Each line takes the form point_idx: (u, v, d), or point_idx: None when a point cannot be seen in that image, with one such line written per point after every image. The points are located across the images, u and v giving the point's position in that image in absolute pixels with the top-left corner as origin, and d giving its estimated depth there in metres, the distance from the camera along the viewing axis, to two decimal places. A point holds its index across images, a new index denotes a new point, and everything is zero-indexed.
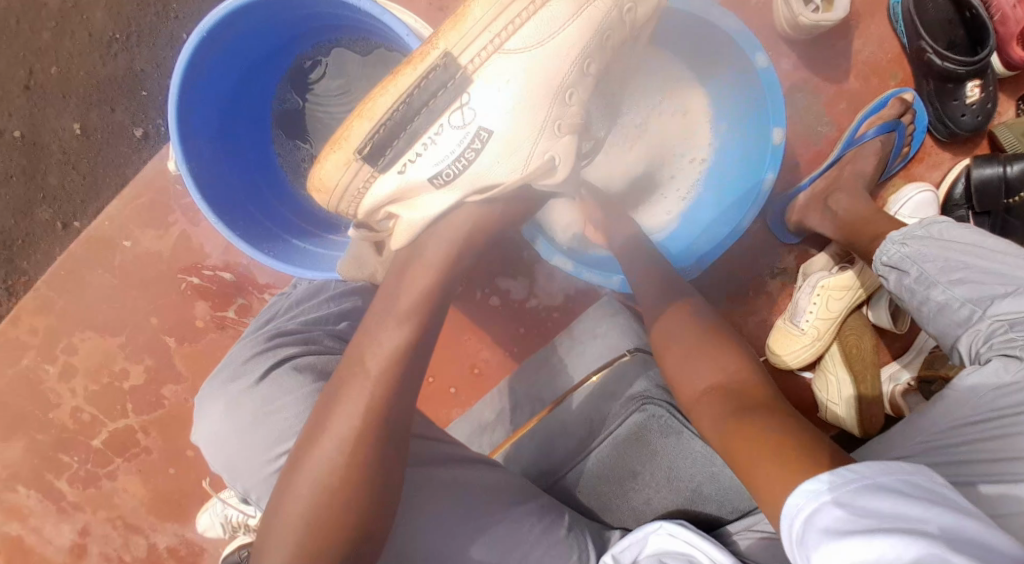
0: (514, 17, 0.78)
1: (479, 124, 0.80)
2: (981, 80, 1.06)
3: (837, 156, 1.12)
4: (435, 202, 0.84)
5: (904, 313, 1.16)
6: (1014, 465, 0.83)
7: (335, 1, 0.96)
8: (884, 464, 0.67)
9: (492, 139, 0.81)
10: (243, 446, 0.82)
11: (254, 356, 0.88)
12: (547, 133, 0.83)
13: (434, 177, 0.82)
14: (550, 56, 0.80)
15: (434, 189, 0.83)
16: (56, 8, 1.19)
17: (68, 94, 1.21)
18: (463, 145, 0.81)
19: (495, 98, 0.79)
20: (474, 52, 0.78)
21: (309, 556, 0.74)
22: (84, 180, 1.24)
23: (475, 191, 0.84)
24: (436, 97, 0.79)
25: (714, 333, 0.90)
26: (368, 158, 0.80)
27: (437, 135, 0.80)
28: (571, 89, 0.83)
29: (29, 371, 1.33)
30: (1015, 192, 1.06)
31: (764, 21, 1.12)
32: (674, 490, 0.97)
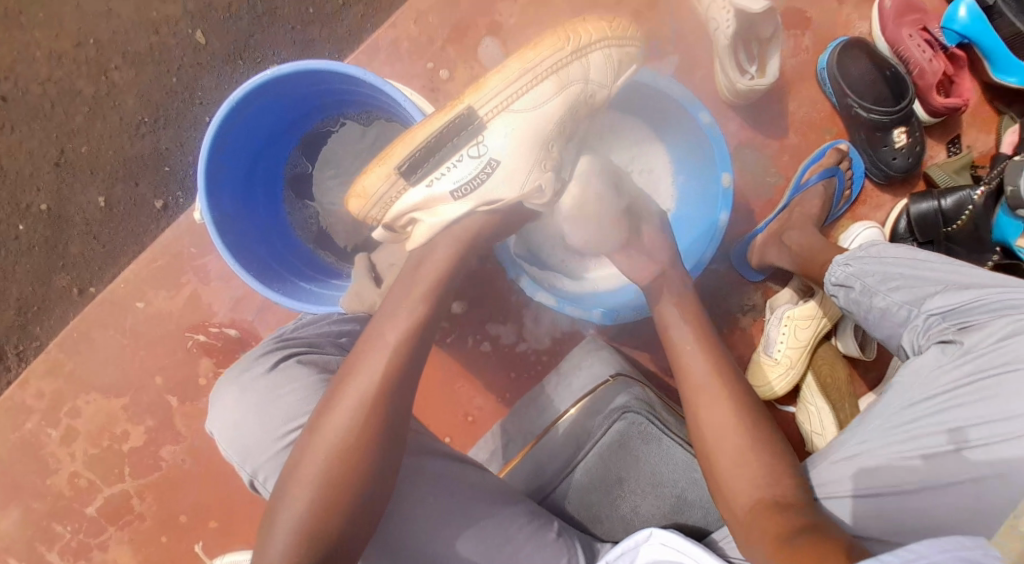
0: (521, 85, 0.90)
1: (491, 157, 0.93)
2: (907, 128, 1.23)
3: (788, 200, 1.27)
4: (452, 210, 0.96)
5: (869, 341, 1.27)
6: (953, 435, 0.95)
7: (347, 78, 1.07)
8: (940, 541, 0.68)
9: (499, 169, 0.94)
10: (251, 428, 0.91)
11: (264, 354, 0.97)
12: (539, 167, 0.96)
13: (455, 191, 0.94)
14: (545, 116, 0.93)
15: (453, 201, 0.95)
16: (91, 95, 1.32)
17: (96, 171, 1.33)
18: (477, 171, 0.94)
19: (505, 140, 0.92)
20: (490, 106, 0.90)
21: (319, 527, 0.82)
22: (104, 248, 1.35)
23: (483, 204, 0.97)
24: (458, 136, 0.91)
25: (693, 343, 1.01)
26: (404, 173, 0.92)
27: (457, 163, 0.92)
28: (555, 142, 0.96)
29: (32, 436, 1.37)
30: (952, 222, 1.21)
31: (711, 88, 1.28)
32: (659, 495, 1.04)
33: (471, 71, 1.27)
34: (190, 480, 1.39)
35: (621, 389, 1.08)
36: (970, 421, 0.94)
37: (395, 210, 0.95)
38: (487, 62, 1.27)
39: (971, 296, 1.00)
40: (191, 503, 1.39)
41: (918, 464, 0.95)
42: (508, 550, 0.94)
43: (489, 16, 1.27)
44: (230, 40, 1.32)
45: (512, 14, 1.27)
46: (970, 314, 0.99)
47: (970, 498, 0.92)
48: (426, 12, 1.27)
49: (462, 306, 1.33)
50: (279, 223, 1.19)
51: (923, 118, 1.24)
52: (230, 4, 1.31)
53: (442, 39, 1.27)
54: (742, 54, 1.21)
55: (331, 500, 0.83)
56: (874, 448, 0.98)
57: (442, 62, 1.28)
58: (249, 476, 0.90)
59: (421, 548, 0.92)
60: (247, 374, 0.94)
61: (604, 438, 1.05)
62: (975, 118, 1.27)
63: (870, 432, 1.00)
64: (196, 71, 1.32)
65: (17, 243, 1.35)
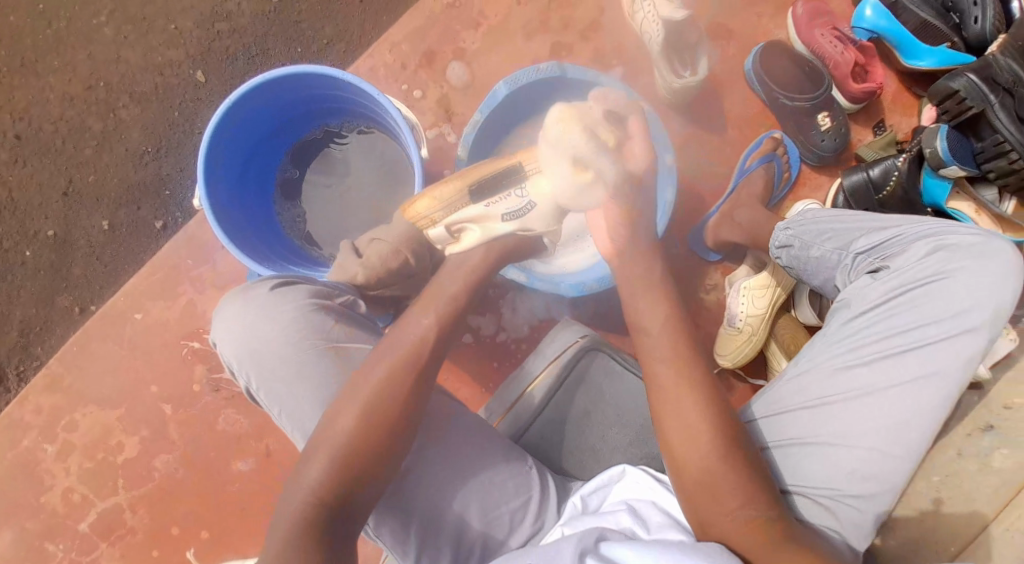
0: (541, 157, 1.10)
1: (529, 199, 1.12)
2: (828, 112, 1.41)
3: (734, 185, 1.41)
4: (496, 229, 1.13)
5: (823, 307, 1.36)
6: (890, 345, 1.04)
7: (331, 84, 1.25)
8: None
9: (532, 210, 1.12)
10: (249, 336, 1.03)
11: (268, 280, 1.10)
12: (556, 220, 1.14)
13: (506, 216, 1.12)
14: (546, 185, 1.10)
15: (501, 222, 1.13)
16: (99, 131, 1.49)
17: (101, 198, 1.49)
18: (515, 206, 1.13)
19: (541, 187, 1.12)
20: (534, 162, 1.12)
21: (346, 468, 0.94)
22: (106, 268, 1.48)
23: (519, 228, 1.14)
24: (511, 178, 1.13)
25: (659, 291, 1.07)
26: (472, 194, 1.14)
27: (505, 198, 1.13)
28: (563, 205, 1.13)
29: (28, 453, 1.41)
30: (881, 189, 1.36)
31: (652, 93, 1.45)
32: (622, 424, 1.15)
33: (440, 89, 1.45)
34: (181, 491, 1.41)
35: (584, 334, 1.21)
36: (901, 333, 1.04)
37: (454, 222, 1.14)
38: (453, 80, 1.45)
39: (891, 231, 1.12)
40: (184, 514, 1.41)
41: (860, 374, 1.03)
42: (486, 473, 1.05)
43: (454, 43, 1.45)
44: (227, 78, 1.49)
45: (475, 41, 1.45)
46: (892, 246, 1.11)
47: (909, 397, 1.00)
48: (399, 41, 1.45)
49: None
50: (269, 219, 1.34)
51: (844, 104, 1.42)
52: (227, 47, 1.49)
53: (414, 64, 1.45)
54: (675, 61, 1.38)
55: (347, 430, 0.95)
56: (820, 366, 1.07)
57: (415, 84, 1.45)
58: (245, 380, 1.03)
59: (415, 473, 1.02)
60: (253, 293, 1.07)
61: (570, 374, 1.18)
62: (897, 102, 1.45)
63: (816, 356, 1.08)
64: (196, 106, 1.49)
65: (24, 267, 1.49)
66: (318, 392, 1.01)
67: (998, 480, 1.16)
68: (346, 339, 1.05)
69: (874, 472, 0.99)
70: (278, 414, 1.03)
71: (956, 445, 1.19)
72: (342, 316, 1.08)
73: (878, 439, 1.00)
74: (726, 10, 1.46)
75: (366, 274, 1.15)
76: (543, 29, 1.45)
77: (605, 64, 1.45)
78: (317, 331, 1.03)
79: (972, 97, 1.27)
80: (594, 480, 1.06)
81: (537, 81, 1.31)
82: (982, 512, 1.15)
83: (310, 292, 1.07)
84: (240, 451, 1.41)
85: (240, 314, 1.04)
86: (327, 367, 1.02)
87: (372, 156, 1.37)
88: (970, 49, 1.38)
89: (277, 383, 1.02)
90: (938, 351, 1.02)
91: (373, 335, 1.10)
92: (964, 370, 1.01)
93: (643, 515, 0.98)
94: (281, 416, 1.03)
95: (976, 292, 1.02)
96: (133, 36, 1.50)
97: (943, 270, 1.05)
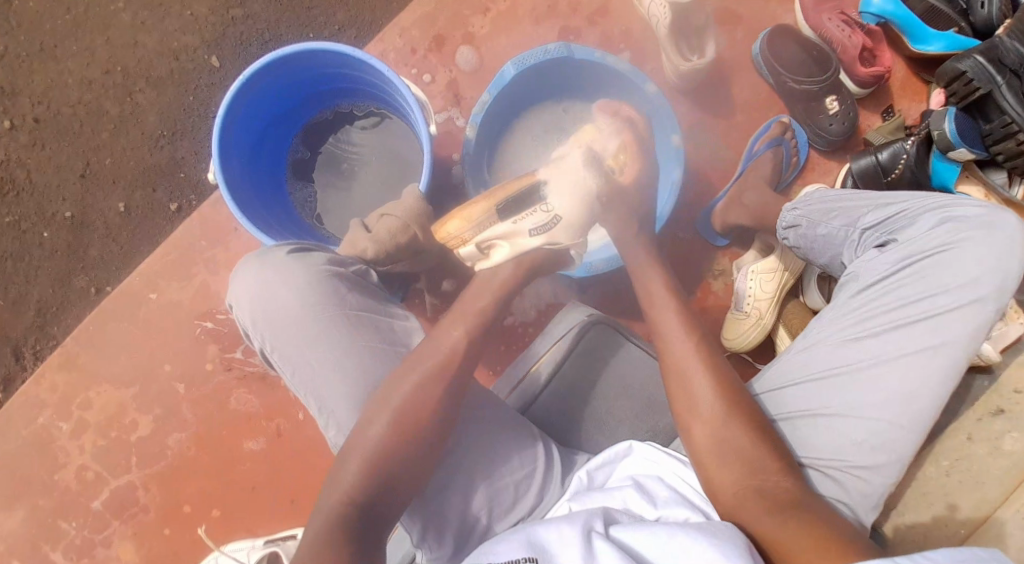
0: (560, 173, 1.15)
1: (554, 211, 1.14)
2: (836, 96, 1.41)
3: (743, 169, 1.41)
4: (529, 241, 1.14)
5: (831, 292, 1.36)
6: (899, 315, 1.05)
7: (343, 63, 1.27)
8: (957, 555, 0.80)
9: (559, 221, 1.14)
10: (264, 298, 1.06)
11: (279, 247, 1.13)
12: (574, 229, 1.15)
13: (533, 229, 1.13)
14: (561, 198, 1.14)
15: (531, 235, 1.14)
16: (116, 114, 1.52)
17: (117, 181, 1.51)
18: (541, 219, 1.14)
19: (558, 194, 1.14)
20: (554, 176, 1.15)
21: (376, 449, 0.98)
22: (122, 249, 1.50)
23: (546, 239, 1.14)
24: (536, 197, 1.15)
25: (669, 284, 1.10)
26: (501, 211, 1.15)
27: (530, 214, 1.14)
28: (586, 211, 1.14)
29: (43, 431, 1.43)
30: (890, 172, 1.36)
31: (661, 77, 1.46)
32: (630, 398, 1.16)
33: (449, 74, 1.46)
34: (193, 469, 1.43)
35: (589, 313, 1.22)
36: (911, 303, 1.05)
37: (484, 240, 1.14)
38: (462, 65, 1.46)
39: (898, 207, 1.13)
40: (196, 492, 1.42)
41: (868, 345, 1.05)
42: (494, 451, 1.07)
43: (463, 28, 1.47)
44: (240, 63, 1.52)
45: (484, 25, 1.47)
46: (898, 221, 1.13)
47: (918, 366, 1.02)
48: (409, 26, 1.47)
49: (452, 283, 1.43)
50: (281, 198, 1.36)
51: (852, 89, 1.42)
52: (241, 32, 1.52)
53: (424, 48, 1.47)
54: (683, 45, 1.39)
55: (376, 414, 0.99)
56: (827, 339, 1.08)
57: (425, 68, 1.47)
58: (259, 342, 1.05)
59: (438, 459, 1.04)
60: (267, 257, 1.09)
61: (577, 348, 1.19)
62: (907, 87, 1.45)
63: (824, 328, 1.10)
64: (210, 90, 1.52)
65: (41, 248, 1.51)
66: (334, 354, 1.04)
67: (1007, 463, 1.20)
68: (360, 305, 1.08)
69: (882, 441, 1.00)
70: (292, 377, 1.05)
71: (966, 430, 1.23)
72: (356, 284, 1.10)
73: (888, 408, 1.01)
74: None
75: (375, 249, 1.17)
76: (551, 14, 1.46)
77: (613, 48, 1.46)
78: (333, 295, 1.06)
79: (980, 79, 1.28)
80: (600, 455, 1.06)
81: (546, 63, 1.32)
82: (990, 496, 1.19)
83: (326, 260, 1.10)
84: (251, 430, 1.43)
85: (257, 276, 1.06)
86: (343, 330, 1.05)
87: (382, 140, 1.41)
88: (977, 34, 1.38)
89: (293, 344, 1.04)
90: (945, 322, 1.03)
91: (385, 303, 1.13)
92: (970, 340, 1.03)
93: (651, 491, 0.98)
94: (295, 379, 1.04)
95: (981, 264, 1.05)
96: (150, 22, 1.52)
97: (949, 243, 1.07)
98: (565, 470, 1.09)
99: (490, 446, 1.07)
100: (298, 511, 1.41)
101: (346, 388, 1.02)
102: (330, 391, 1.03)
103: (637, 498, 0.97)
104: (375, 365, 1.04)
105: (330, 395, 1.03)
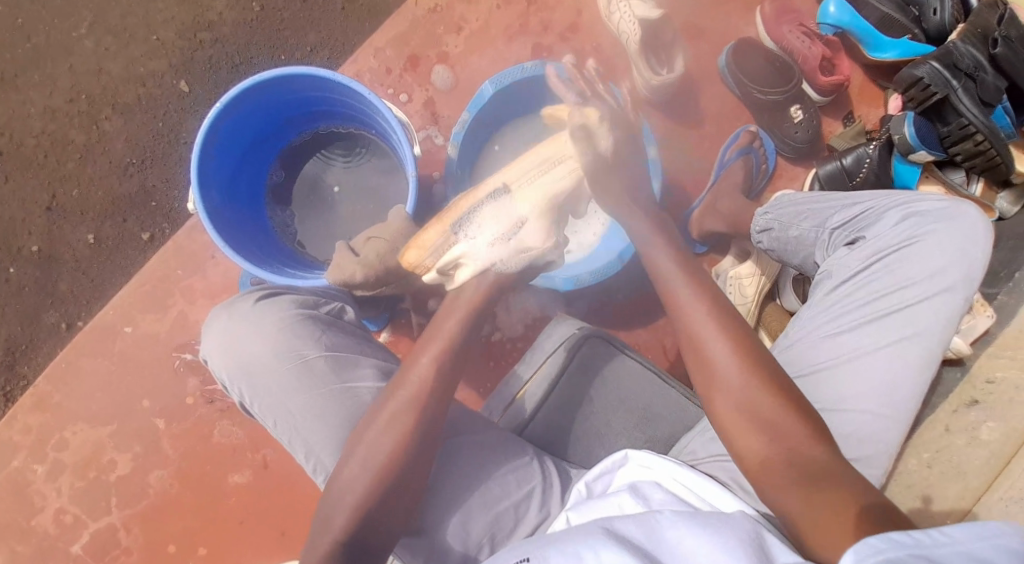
0: (529, 162, 1.08)
1: (518, 216, 1.05)
2: (800, 105, 1.47)
3: (716, 176, 1.45)
4: (477, 250, 1.05)
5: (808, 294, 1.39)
6: (871, 307, 1.07)
7: (318, 85, 1.26)
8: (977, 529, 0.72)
9: (526, 225, 1.05)
10: (236, 346, 1.06)
11: (251, 291, 1.13)
12: (543, 235, 1.06)
13: (492, 246, 1.05)
14: (528, 193, 1.06)
15: (486, 243, 1.05)
16: (82, 144, 1.50)
17: (84, 213, 1.49)
18: (503, 231, 1.05)
19: (526, 195, 1.06)
20: (531, 160, 1.08)
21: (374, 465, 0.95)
22: (93, 283, 1.48)
23: (504, 241, 1.05)
24: (504, 194, 1.07)
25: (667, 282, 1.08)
26: (454, 228, 1.06)
27: (482, 217, 1.06)
28: (549, 219, 1.06)
29: (17, 475, 1.39)
30: (855, 176, 1.41)
31: (633, 90, 1.49)
32: (628, 406, 1.17)
33: (425, 93, 1.47)
34: (177, 506, 1.39)
35: (580, 325, 1.23)
36: (882, 296, 1.07)
37: (445, 263, 1.06)
38: (438, 84, 1.47)
39: (863, 205, 1.16)
40: (181, 529, 1.38)
41: (847, 339, 1.06)
42: (495, 475, 1.04)
43: (437, 47, 1.48)
44: (210, 87, 1.50)
45: (458, 45, 1.48)
46: (865, 219, 1.15)
47: (896, 356, 1.04)
48: (383, 47, 1.47)
49: (437, 302, 1.43)
50: (263, 223, 1.35)
51: (814, 96, 1.47)
52: (210, 57, 1.50)
53: (399, 68, 1.47)
54: (653, 59, 1.42)
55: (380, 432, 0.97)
56: (810, 337, 1.09)
57: (401, 88, 1.47)
58: (238, 393, 1.07)
59: (435, 495, 1.03)
60: (237, 305, 1.10)
61: (572, 362, 1.19)
62: (864, 94, 1.51)
63: (803, 327, 1.11)
64: (180, 116, 1.50)
65: (7, 285, 1.48)
66: (308, 399, 1.03)
67: (986, 452, 1.20)
68: (333, 345, 1.08)
69: (870, 432, 1.02)
70: (273, 427, 1.05)
71: (943, 422, 1.24)
72: (330, 323, 1.11)
73: (870, 401, 1.03)
74: (698, 10, 1.51)
75: (364, 273, 1.14)
76: (524, 31, 1.48)
77: (585, 64, 1.48)
78: (304, 339, 1.06)
79: (936, 84, 1.32)
80: (597, 465, 1.02)
81: (524, 81, 1.34)
82: (973, 485, 1.19)
83: (296, 304, 1.11)
84: (236, 461, 1.40)
85: (226, 328, 1.08)
86: (315, 373, 1.05)
87: (367, 163, 1.41)
88: (930, 40, 1.44)
89: (268, 393, 1.04)
90: (918, 313, 1.06)
91: (360, 341, 1.12)
92: (944, 329, 1.05)
93: (646, 493, 0.96)
94: (276, 428, 1.05)
95: (949, 254, 1.07)
96: (114, 49, 1.50)
97: (915, 237, 1.09)
98: (563, 483, 1.07)
99: (486, 464, 1.05)
100: (289, 544, 1.38)
101: (325, 432, 1.02)
102: (309, 437, 1.03)
103: (632, 502, 0.94)
104: (348, 407, 1.04)
105: (309, 440, 1.03)
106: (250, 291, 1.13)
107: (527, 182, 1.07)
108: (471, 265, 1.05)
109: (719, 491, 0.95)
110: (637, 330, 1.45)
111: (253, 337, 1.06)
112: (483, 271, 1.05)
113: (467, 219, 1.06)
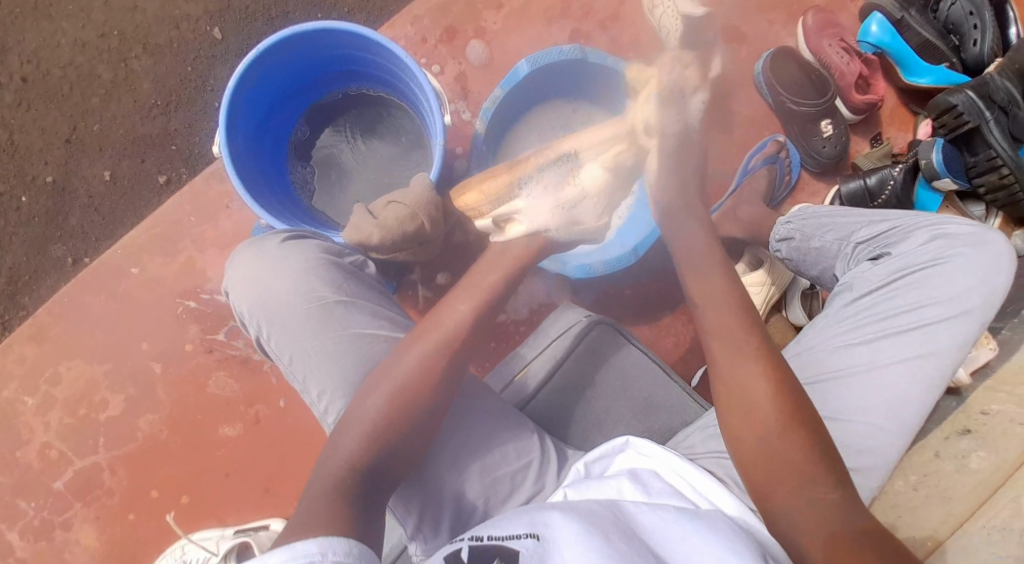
0: (599, 135, 1.15)
1: (581, 185, 1.11)
2: (831, 120, 1.45)
3: (738, 183, 1.45)
4: (534, 211, 1.10)
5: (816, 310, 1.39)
6: (889, 321, 1.07)
7: (357, 43, 1.25)
8: None
9: (585, 197, 1.11)
10: (260, 281, 1.06)
11: (278, 233, 1.13)
12: (594, 210, 1.12)
13: (551, 210, 1.10)
14: (592, 166, 1.13)
15: (545, 206, 1.10)
16: (109, 79, 1.48)
17: (104, 149, 1.47)
18: (564, 196, 1.11)
19: (592, 168, 1.12)
20: (599, 135, 1.15)
21: (377, 424, 0.94)
22: (104, 220, 1.47)
23: (561, 208, 1.10)
24: (572, 162, 1.13)
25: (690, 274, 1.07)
26: (520, 185, 1.12)
27: (548, 179, 1.12)
28: (601, 198, 1.13)
29: (8, 404, 1.37)
30: (876, 197, 1.40)
31: None
32: (631, 396, 1.17)
33: (458, 67, 1.46)
34: (164, 452, 1.37)
35: (588, 313, 1.22)
36: (901, 312, 1.08)
37: (500, 214, 1.12)
38: (472, 59, 1.47)
39: (890, 222, 1.16)
40: (166, 476, 1.37)
41: (861, 351, 1.06)
42: (499, 441, 1.04)
43: (475, 22, 1.47)
44: (244, 37, 1.49)
45: (496, 21, 1.47)
46: (891, 236, 1.15)
47: (908, 373, 1.04)
48: (421, 16, 1.46)
49: (446, 277, 1.42)
50: (282, 176, 1.34)
51: (846, 114, 1.47)
52: (247, 7, 1.49)
53: (435, 39, 1.46)
54: None
55: (386, 391, 0.95)
56: (823, 346, 1.09)
57: (435, 58, 1.46)
58: (255, 327, 1.05)
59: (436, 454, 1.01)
60: (265, 243, 1.10)
61: (580, 345, 1.18)
62: (895, 117, 1.50)
63: (817, 335, 1.11)
64: (209, 63, 1.48)
65: (17, 213, 1.47)
66: (324, 341, 1.02)
67: (974, 480, 1.14)
68: (354, 294, 1.07)
69: (872, 445, 1.02)
70: (286, 365, 1.03)
71: (934, 447, 1.22)
72: (352, 273, 1.10)
73: (875, 414, 1.03)
74: (740, 15, 1.50)
75: (381, 236, 1.13)
76: (563, 16, 1.47)
77: (622, 55, 1.48)
78: (328, 283, 1.06)
79: (970, 113, 1.33)
80: (598, 449, 1.02)
81: (560, 63, 1.32)
82: (957, 511, 1.12)
83: (322, 249, 1.11)
84: (229, 414, 1.38)
85: (252, 263, 1.07)
86: (334, 317, 1.04)
87: (394, 129, 1.40)
88: (967, 71, 1.45)
89: (285, 331, 1.03)
90: (935, 333, 1.06)
91: (380, 295, 1.11)
92: (958, 351, 1.05)
93: (646, 481, 0.95)
94: (289, 367, 1.03)
95: (972, 278, 1.07)
96: None
97: (940, 257, 1.09)
98: (561, 462, 1.06)
99: (488, 433, 1.04)
100: (271, 502, 1.37)
101: (338, 374, 1.00)
102: (321, 378, 1.01)
103: (632, 489, 0.93)
104: (363, 352, 1.02)
105: (321, 381, 1.01)
106: (277, 233, 1.13)
107: (594, 154, 1.13)
108: (525, 223, 1.10)
109: (716, 486, 0.94)
110: (641, 327, 1.45)
111: (278, 274, 1.06)
112: (536, 233, 1.09)
113: (534, 176, 1.12)
